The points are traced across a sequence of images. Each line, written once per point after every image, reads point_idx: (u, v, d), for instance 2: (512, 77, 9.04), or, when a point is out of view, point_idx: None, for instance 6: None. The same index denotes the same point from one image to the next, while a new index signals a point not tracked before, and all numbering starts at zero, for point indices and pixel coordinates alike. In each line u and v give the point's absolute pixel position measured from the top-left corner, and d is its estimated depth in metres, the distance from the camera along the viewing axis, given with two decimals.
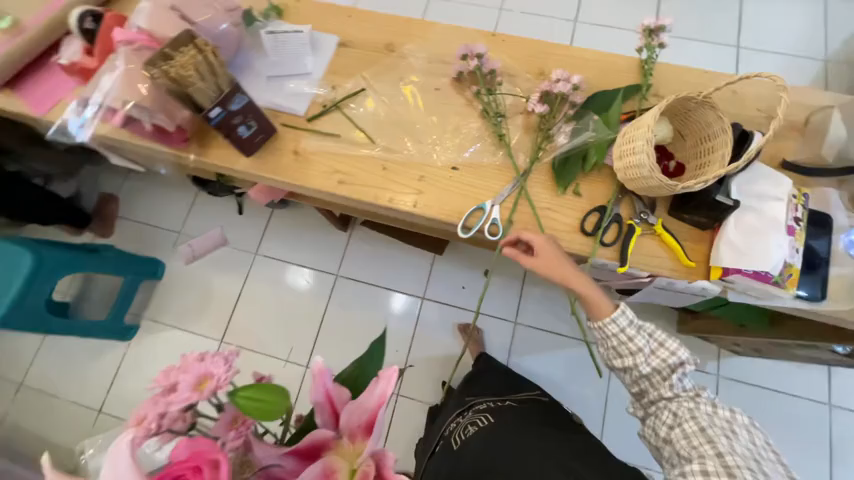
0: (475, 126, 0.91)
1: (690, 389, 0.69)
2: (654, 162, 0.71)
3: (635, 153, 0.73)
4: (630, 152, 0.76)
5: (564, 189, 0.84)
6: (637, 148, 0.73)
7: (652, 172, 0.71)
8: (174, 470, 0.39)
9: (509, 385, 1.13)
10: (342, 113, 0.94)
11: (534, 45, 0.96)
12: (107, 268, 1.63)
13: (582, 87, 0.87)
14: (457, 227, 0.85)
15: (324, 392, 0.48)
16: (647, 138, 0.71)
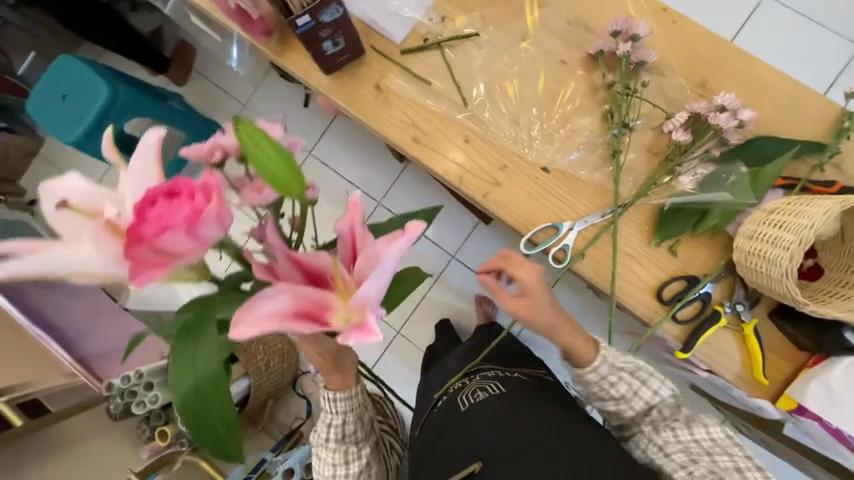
0: (588, 126, 0.75)
1: (667, 397, 0.64)
2: (793, 267, 0.56)
3: (774, 246, 0.58)
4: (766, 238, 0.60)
5: (660, 241, 0.70)
6: (779, 240, 0.58)
7: (783, 278, 0.57)
8: (177, 184, 0.29)
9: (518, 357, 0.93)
10: (442, 56, 0.79)
11: (710, 42, 0.73)
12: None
13: (747, 125, 0.67)
14: (522, 240, 0.73)
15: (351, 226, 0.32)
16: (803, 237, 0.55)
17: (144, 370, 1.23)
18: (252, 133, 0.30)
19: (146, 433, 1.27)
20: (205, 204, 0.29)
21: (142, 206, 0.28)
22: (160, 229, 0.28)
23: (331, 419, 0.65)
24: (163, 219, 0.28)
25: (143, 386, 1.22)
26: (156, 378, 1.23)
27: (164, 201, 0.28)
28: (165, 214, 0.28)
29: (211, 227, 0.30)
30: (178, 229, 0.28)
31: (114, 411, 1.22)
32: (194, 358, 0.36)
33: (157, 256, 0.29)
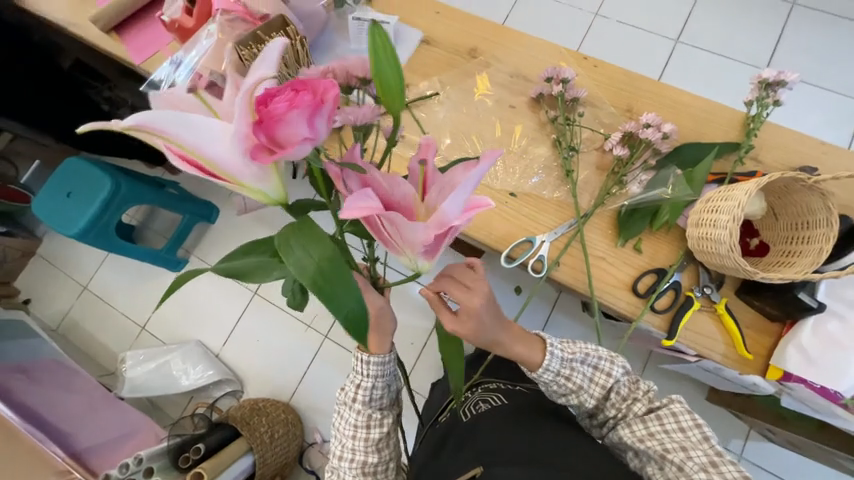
0: (543, 154, 0.87)
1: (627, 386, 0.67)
2: (736, 241, 0.64)
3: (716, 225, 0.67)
4: (710, 222, 0.68)
5: (624, 241, 0.79)
6: (719, 221, 0.66)
7: (731, 252, 0.65)
8: (307, 85, 0.34)
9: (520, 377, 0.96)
10: (411, 113, 0.93)
11: (628, 78, 0.89)
12: (177, 208, 1.76)
13: (672, 136, 0.79)
14: (501, 256, 0.82)
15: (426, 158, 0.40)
16: (736, 214, 0.63)
17: (144, 454, 1.17)
18: (383, 48, 0.41)
19: None
20: (329, 101, 0.33)
21: (270, 97, 0.33)
22: (282, 114, 0.32)
23: (362, 383, 0.63)
24: (293, 100, 0.32)
25: (142, 473, 1.16)
26: (156, 462, 1.18)
27: (289, 94, 0.33)
28: (286, 103, 0.32)
29: (327, 118, 0.34)
30: (296, 117, 0.32)
31: None
32: (300, 245, 0.36)
33: (273, 140, 0.33)
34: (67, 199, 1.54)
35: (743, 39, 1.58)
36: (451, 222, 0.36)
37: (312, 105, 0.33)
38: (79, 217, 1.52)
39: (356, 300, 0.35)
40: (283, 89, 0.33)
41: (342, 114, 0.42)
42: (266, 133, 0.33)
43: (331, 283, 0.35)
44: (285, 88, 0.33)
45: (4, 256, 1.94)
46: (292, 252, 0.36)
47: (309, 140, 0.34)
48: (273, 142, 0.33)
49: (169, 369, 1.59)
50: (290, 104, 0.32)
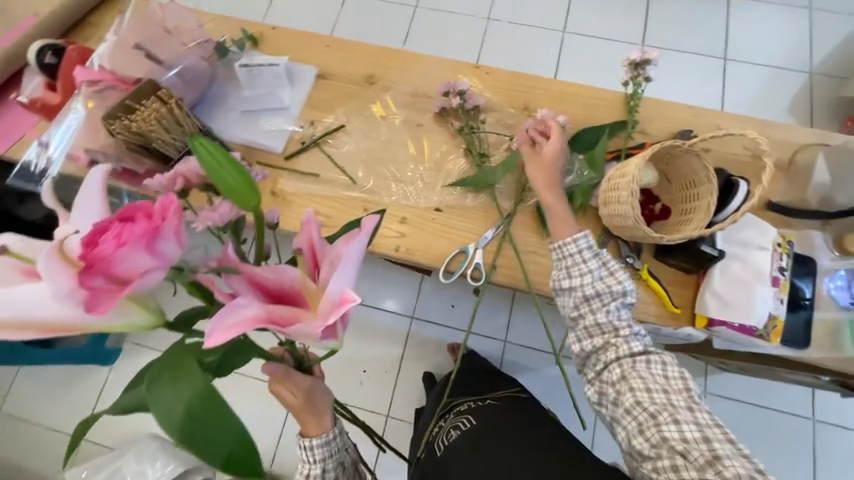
0: (458, 164, 0.89)
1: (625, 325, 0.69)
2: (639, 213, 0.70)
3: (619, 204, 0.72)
4: (614, 200, 0.74)
5: (549, 231, 0.82)
6: (621, 198, 0.71)
7: (638, 224, 0.70)
8: (139, 209, 0.32)
9: (488, 383, 0.97)
10: (322, 149, 0.92)
11: (518, 79, 0.94)
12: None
13: (567, 126, 0.85)
14: (440, 272, 0.83)
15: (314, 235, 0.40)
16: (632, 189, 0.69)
17: None
18: (209, 148, 0.34)
19: None
20: (169, 219, 0.32)
21: (95, 238, 0.31)
22: (110, 255, 0.30)
23: (312, 470, 0.60)
24: (120, 236, 0.30)
25: None
26: None
27: (119, 226, 0.31)
28: (112, 241, 0.30)
29: (173, 237, 0.32)
30: (130, 251, 0.30)
31: None
32: (171, 390, 0.36)
33: (115, 280, 0.31)
34: None
35: (615, 22, 1.76)
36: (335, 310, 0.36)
37: (146, 233, 0.31)
38: None
39: (235, 437, 0.36)
40: (110, 223, 0.31)
41: (204, 221, 0.45)
42: (101, 276, 0.30)
43: (200, 423, 0.35)
44: (113, 220, 0.31)
45: None
46: (164, 397, 0.36)
47: (159, 266, 0.32)
48: (116, 282, 0.31)
49: None
50: (119, 242, 0.30)
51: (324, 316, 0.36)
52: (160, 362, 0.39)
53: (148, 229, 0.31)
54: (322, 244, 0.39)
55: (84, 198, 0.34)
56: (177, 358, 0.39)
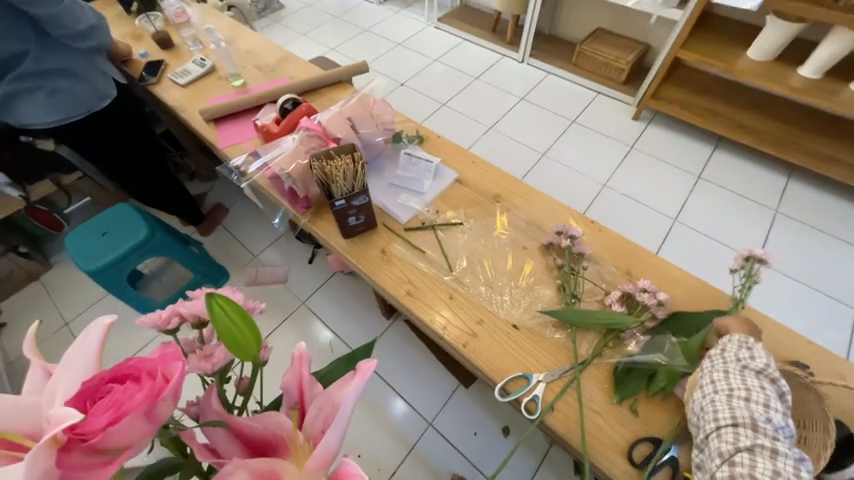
0: (548, 293, 0.94)
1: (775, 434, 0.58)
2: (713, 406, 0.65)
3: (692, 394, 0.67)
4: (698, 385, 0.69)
5: (620, 399, 0.78)
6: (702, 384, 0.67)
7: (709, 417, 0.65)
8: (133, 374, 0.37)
9: None
10: (434, 233, 1.05)
11: (627, 245, 1.02)
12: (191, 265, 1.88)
13: (667, 303, 0.86)
14: (496, 387, 0.82)
15: (299, 374, 0.50)
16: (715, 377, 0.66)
17: None
18: (223, 307, 0.45)
19: None
20: (171, 379, 0.38)
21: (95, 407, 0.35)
22: (107, 427, 0.34)
23: None
24: (122, 405, 0.34)
25: None
26: None
27: (119, 394, 0.35)
28: (108, 413, 0.34)
29: (166, 401, 0.37)
30: (129, 419, 0.35)
31: None
32: None
33: (104, 445, 0.35)
34: (100, 238, 1.64)
35: None
36: (325, 461, 0.44)
37: (146, 400, 0.35)
38: (103, 255, 1.60)
39: None
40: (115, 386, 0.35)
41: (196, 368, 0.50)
42: (95, 444, 0.34)
43: None
44: (110, 388, 0.36)
45: None
46: None
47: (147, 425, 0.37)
48: (105, 445, 0.35)
49: None
50: (120, 411, 0.34)
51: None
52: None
53: (145, 394, 0.36)
54: (309, 388, 0.50)
55: (73, 349, 0.38)
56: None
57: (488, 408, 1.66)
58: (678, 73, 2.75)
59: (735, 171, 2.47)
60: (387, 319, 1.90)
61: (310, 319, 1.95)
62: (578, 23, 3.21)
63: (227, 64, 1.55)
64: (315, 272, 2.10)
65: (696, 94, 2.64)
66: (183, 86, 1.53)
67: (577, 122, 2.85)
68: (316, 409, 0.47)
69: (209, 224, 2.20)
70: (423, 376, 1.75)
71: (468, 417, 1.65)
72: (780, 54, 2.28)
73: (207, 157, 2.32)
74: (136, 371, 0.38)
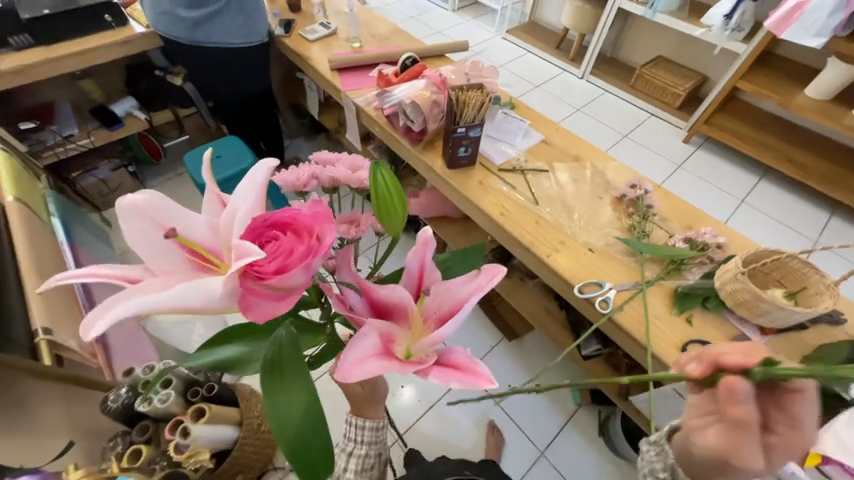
0: (619, 232, 1.12)
1: None
2: (736, 273, 0.88)
3: (764, 299, 0.83)
4: (725, 269, 0.92)
5: (679, 311, 0.95)
6: (728, 266, 0.90)
7: (734, 277, 0.87)
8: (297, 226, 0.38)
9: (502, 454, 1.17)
10: (523, 176, 1.26)
11: (690, 208, 1.19)
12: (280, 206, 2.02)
13: (725, 249, 1.03)
14: (574, 287, 1.00)
15: (421, 256, 0.47)
16: (736, 260, 0.89)
17: (173, 365, 1.21)
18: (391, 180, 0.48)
19: (116, 449, 1.11)
20: (324, 239, 0.38)
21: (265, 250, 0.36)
22: (277, 268, 0.36)
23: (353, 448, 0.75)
24: (290, 255, 0.36)
25: (161, 382, 1.16)
26: (178, 379, 1.19)
27: (287, 244, 0.37)
28: (281, 258, 0.36)
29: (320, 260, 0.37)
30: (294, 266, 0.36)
31: (110, 404, 1.12)
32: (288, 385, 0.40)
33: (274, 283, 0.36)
34: (215, 159, 1.92)
35: None
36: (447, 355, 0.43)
37: (309, 254, 0.36)
38: (216, 173, 1.87)
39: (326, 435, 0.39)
40: (281, 236, 0.37)
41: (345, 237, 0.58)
42: (267, 278, 0.36)
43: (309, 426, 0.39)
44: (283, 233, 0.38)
45: (117, 188, 2.20)
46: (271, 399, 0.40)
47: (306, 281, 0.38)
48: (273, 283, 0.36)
49: (189, 330, 1.70)
50: (289, 260, 0.36)
51: (440, 371, 0.41)
52: (283, 353, 0.42)
53: (310, 247, 0.37)
54: (427, 270, 0.48)
55: (242, 187, 0.38)
56: (297, 359, 0.42)
57: (524, 366, 1.81)
58: (732, 105, 2.90)
59: (779, 201, 2.59)
60: None
61: None
62: (639, 49, 3.41)
63: (348, 29, 1.82)
64: None
65: (748, 126, 2.78)
66: (310, 41, 1.81)
67: (628, 137, 3.01)
68: (433, 296, 0.46)
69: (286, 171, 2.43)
70: (467, 329, 1.92)
71: (504, 370, 1.79)
72: (836, 96, 2.41)
73: (295, 115, 2.60)
74: (300, 222, 0.39)
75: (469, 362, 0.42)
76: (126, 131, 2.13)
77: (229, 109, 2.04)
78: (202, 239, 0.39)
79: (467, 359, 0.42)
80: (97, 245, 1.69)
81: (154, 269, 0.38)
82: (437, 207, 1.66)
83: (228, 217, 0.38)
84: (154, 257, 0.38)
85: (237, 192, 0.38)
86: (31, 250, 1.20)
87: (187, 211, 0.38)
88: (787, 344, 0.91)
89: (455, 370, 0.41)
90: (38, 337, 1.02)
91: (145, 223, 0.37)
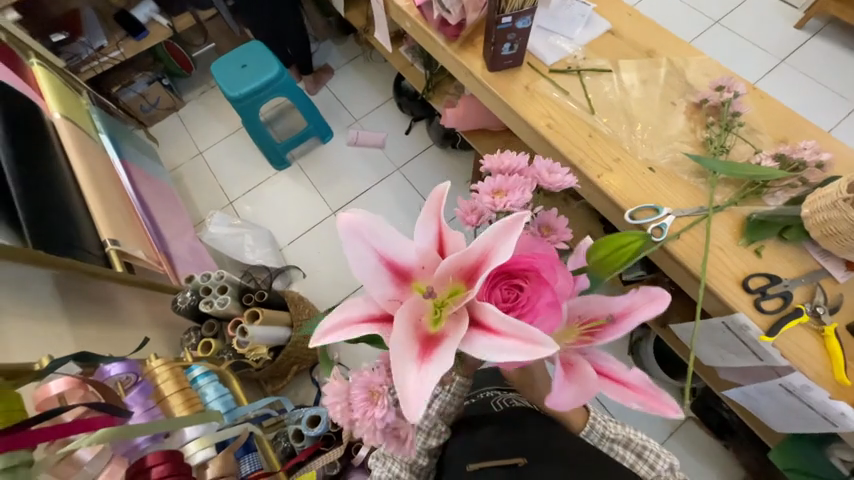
0: (689, 147, 0.95)
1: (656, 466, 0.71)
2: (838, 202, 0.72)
3: None
4: (818, 197, 0.76)
5: (747, 242, 0.83)
6: (826, 193, 0.74)
7: (834, 205, 0.72)
8: (525, 268, 0.39)
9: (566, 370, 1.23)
10: (580, 78, 1.06)
11: (789, 115, 0.96)
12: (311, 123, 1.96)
13: (826, 170, 0.84)
14: (625, 212, 0.89)
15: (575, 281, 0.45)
16: (840, 185, 0.72)
17: (226, 275, 1.32)
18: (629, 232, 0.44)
19: (191, 340, 1.30)
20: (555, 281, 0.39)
21: (517, 299, 0.38)
22: (528, 309, 0.38)
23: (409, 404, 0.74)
24: (542, 297, 0.38)
25: (218, 288, 1.30)
26: (231, 286, 1.32)
27: (531, 290, 0.38)
28: (532, 300, 0.38)
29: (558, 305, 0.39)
30: (539, 308, 0.38)
31: (179, 305, 1.27)
32: None
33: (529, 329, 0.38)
34: (240, 69, 1.82)
35: None
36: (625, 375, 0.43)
37: (550, 289, 0.38)
38: (243, 85, 1.79)
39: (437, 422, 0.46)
40: (524, 284, 0.38)
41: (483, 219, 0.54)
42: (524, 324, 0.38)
43: None
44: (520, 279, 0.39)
45: (156, 102, 2.22)
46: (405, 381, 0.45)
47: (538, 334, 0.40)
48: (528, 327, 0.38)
49: (241, 241, 1.84)
50: (538, 307, 0.38)
51: (616, 389, 0.43)
52: None
53: (545, 290, 0.38)
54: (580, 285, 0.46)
55: (481, 237, 0.37)
56: None
57: None
58: None
59: None
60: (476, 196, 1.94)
61: (403, 184, 2.01)
62: None
63: None
64: (412, 142, 2.09)
65: None
66: None
67: (721, 24, 2.37)
68: (592, 312, 0.44)
69: (315, 80, 2.25)
70: None
71: None
72: None
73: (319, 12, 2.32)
74: (536, 272, 0.39)
75: (641, 381, 0.43)
76: (152, 40, 2.03)
77: (248, 8, 1.84)
78: (414, 262, 0.40)
79: (644, 383, 0.43)
80: (145, 162, 1.76)
81: (379, 296, 0.40)
82: (475, 118, 1.50)
83: (460, 259, 0.39)
84: (373, 284, 0.40)
85: (483, 234, 0.37)
86: (84, 167, 1.26)
87: (403, 237, 0.39)
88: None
89: (632, 393, 0.42)
90: (108, 248, 1.14)
91: (368, 236, 0.38)
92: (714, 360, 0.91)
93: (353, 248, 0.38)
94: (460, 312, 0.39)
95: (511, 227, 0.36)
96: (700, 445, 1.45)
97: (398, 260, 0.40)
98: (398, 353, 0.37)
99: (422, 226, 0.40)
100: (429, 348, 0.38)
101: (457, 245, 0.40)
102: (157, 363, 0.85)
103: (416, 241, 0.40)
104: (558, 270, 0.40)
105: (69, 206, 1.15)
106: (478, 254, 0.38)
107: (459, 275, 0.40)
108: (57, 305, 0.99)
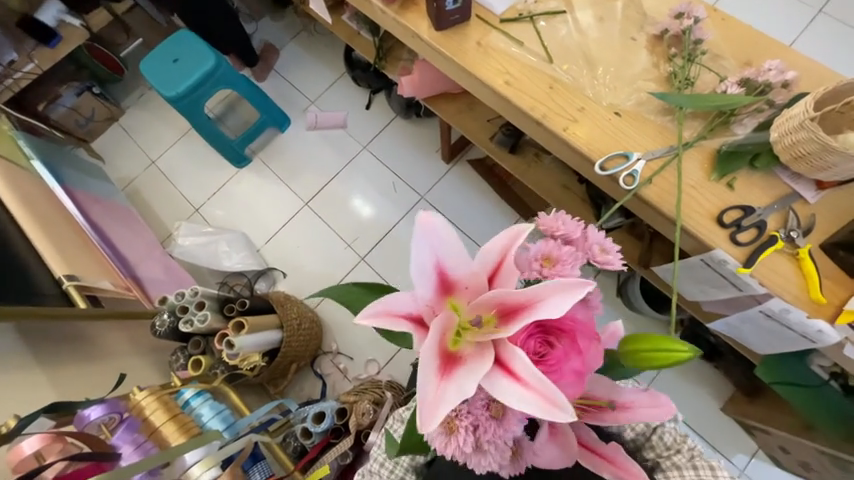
0: (653, 85, 0.91)
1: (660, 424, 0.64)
2: (807, 121, 0.70)
3: (832, 150, 0.67)
4: (787, 119, 0.74)
5: (720, 176, 0.82)
6: (794, 114, 0.72)
7: (802, 125, 0.70)
8: (565, 329, 0.39)
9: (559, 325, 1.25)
10: (534, 25, 0.98)
11: (752, 34, 0.92)
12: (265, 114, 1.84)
13: (791, 88, 0.82)
14: (594, 163, 0.86)
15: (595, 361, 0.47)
16: (807, 104, 0.70)
17: (201, 289, 1.27)
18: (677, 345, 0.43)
19: (179, 361, 1.27)
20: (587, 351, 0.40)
21: (552, 357, 0.38)
22: (556, 368, 0.38)
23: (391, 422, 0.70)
24: (575, 365, 0.38)
25: (195, 304, 1.25)
26: (209, 300, 1.27)
27: (568, 353, 0.38)
28: (564, 362, 0.38)
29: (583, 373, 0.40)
30: (566, 372, 0.38)
31: (159, 328, 1.23)
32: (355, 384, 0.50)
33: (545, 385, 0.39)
34: (174, 64, 1.66)
35: None
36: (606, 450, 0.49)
37: (580, 358, 0.39)
38: (181, 82, 1.64)
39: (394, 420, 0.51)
40: (559, 343, 0.39)
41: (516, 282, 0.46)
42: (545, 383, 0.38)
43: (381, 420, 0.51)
44: (557, 339, 0.39)
45: (92, 114, 2.05)
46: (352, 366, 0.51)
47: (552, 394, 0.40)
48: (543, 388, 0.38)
49: (215, 249, 1.78)
50: (567, 372, 0.38)
51: (593, 459, 0.49)
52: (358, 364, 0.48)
53: (579, 353, 0.38)
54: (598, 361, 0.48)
55: (543, 285, 0.38)
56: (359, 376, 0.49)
57: None
58: None
59: None
60: (448, 163, 1.88)
61: (372, 164, 1.92)
62: None
63: None
64: (374, 117, 1.99)
65: None
66: None
67: None
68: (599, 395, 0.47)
69: (261, 66, 2.09)
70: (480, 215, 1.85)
71: None
72: None
73: None
74: (572, 336, 0.39)
75: (618, 456, 0.49)
76: (68, 45, 1.83)
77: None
78: (462, 276, 0.41)
79: (622, 460, 0.49)
80: (92, 182, 1.63)
81: (421, 297, 0.40)
82: (432, 83, 1.41)
83: (508, 295, 0.39)
84: (420, 285, 0.40)
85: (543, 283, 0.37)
86: (21, 202, 1.16)
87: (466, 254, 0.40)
88: (844, 198, 0.79)
89: (610, 465, 0.49)
90: (65, 284, 1.08)
91: (435, 237, 0.39)
92: (696, 295, 0.92)
93: (418, 244, 0.38)
94: (486, 343, 0.40)
95: (572, 290, 0.36)
96: (693, 370, 1.52)
97: (453, 272, 0.41)
98: (424, 366, 0.37)
99: (481, 254, 0.41)
100: (450, 367, 0.39)
101: (509, 281, 0.40)
102: (142, 395, 0.83)
103: (475, 260, 0.41)
104: (591, 341, 0.40)
105: (12, 248, 1.07)
106: (527, 298, 0.38)
107: (498, 306, 0.40)
108: (23, 354, 0.95)
